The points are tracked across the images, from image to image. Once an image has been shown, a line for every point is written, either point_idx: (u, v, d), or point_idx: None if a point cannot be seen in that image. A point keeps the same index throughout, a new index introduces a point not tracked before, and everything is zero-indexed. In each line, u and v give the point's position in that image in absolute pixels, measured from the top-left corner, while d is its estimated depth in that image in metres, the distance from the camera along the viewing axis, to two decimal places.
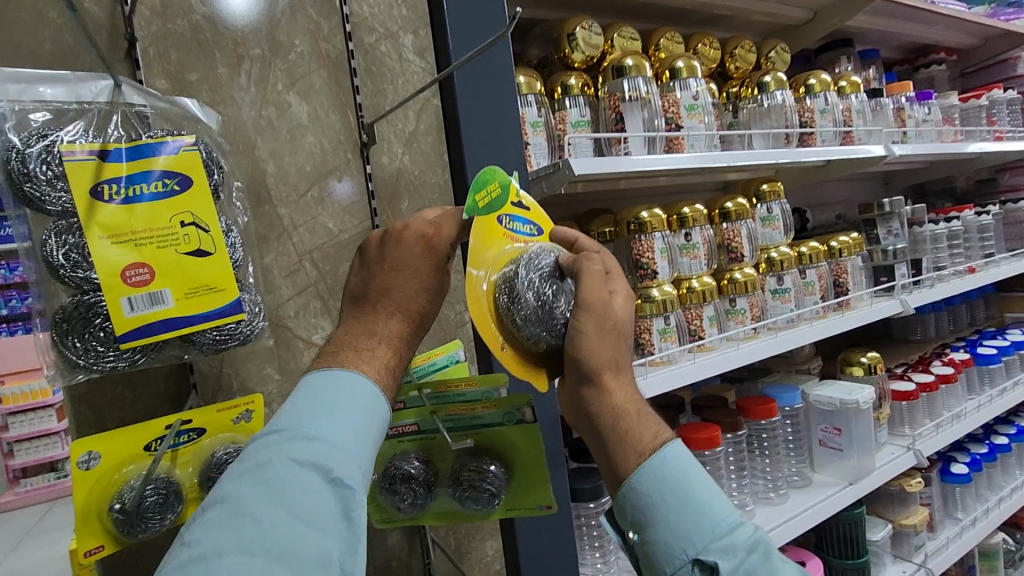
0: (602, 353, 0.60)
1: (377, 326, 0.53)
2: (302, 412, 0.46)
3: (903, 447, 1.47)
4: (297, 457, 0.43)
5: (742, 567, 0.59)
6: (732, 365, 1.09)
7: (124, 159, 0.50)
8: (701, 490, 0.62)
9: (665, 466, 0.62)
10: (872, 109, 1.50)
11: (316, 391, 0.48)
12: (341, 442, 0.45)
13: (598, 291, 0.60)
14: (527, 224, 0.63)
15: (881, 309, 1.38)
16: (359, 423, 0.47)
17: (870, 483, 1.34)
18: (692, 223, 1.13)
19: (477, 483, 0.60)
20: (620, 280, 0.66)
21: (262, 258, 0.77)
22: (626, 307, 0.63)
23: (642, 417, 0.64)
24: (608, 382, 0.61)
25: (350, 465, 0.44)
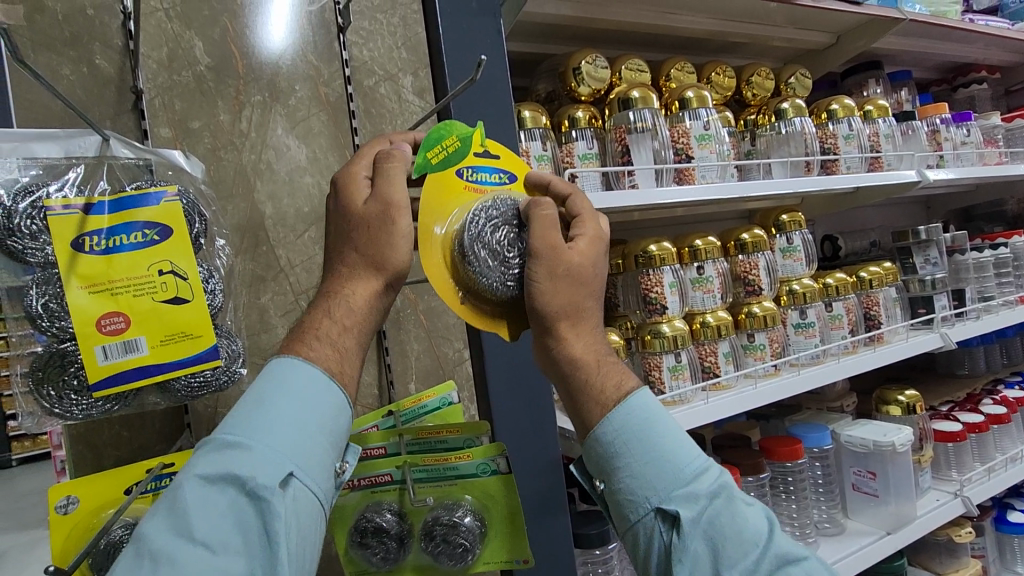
0: (559, 297, 0.57)
1: (334, 289, 0.53)
2: (233, 423, 0.49)
3: (950, 493, 1.35)
4: (214, 472, 0.45)
5: (706, 513, 0.57)
6: (750, 405, 1.03)
7: (106, 211, 0.52)
8: (668, 439, 0.60)
9: (630, 413, 0.59)
10: (903, 133, 1.43)
11: (251, 397, 0.50)
12: (262, 450, 0.47)
13: (549, 235, 0.58)
14: (493, 172, 0.63)
15: (918, 344, 1.29)
16: (289, 427, 0.49)
17: (911, 532, 1.24)
18: (704, 256, 1.09)
19: (449, 538, 0.60)
20: (589, 224, 0.63)
21: (259, 298, 0.79)
22: (591, 249, 0.61)
23: (605, 368, 0.61)
24: (566, 333, 0.59)
25: (265, 474, 0.45)
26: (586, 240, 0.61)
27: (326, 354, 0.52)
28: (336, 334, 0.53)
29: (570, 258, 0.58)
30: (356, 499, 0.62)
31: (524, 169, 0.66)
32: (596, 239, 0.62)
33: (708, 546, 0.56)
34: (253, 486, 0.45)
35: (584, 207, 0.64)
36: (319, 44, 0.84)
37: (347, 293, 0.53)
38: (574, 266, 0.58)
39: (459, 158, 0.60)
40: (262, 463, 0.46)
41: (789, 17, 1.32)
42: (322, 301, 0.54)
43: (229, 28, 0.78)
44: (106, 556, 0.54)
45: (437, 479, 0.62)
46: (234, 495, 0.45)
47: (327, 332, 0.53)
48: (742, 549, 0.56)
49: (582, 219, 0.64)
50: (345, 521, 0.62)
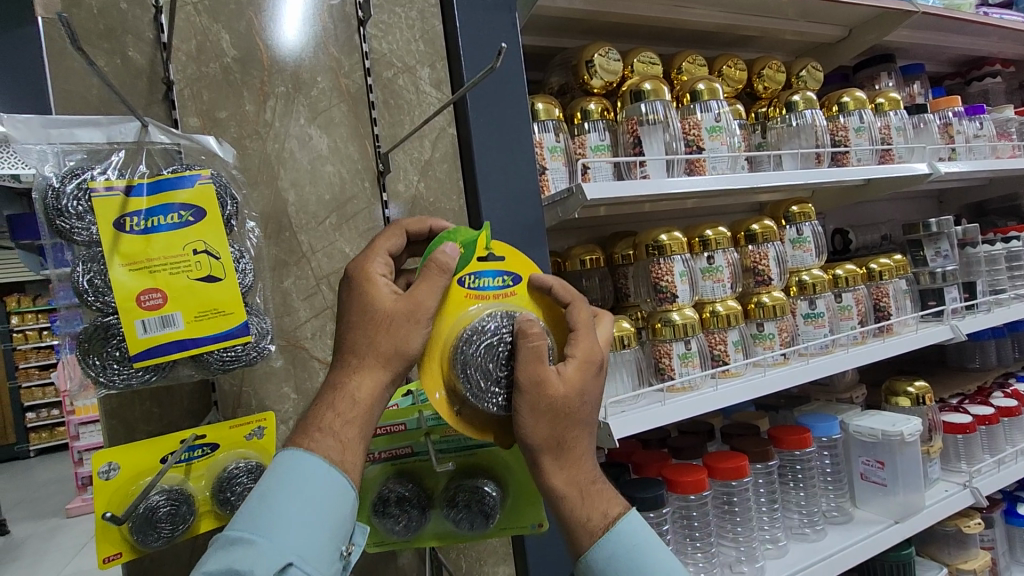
0: (540, 424, 0.56)
1: (342, 382, 0.52)
2: (239, 518, 0.49)
3: (959, 484, 1.36)
4: (217, 569, 0.45)
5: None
6: (758, 392, 1.05)
7: (145, 193, 0.55)
8: (667, 564, 0.58)
9: (623, 544, 0.58)
10: (914, 126, 1.44)
11: (260, 489, 0.50)
12: (264, 545, 0.46)
13: (536, 369, 0.55)
14: (497, 276, 0.63)
15: (927, 336, 1.29)
16: (295, 520, 0.48)
17: (919, 522, 1.25)
18: (714, 245, 1.11)
19: (472, 504, 0.62)
20: (583, 345, 0.59)
21: (282, 283, 0.82)
22: (579, 376, 0.58)
23: (589, 498, 0.59)
24: (547, 465, 0.58)
25: (264, 569, 0.45)
26: (576, 365, 0.58)
27: (327, 443, 0.51)
28: (339, 426, 0.52)
29: (556, 389, 0.56)
30: (377, 472, 0.65)
31: (530, 271, 0.64)
32: (587, 361, 0.59)
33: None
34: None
35: (581, 322, 0.61)
36: (339, 36, 0.87)
37: (354, 385, 0.52)
38: (559, 398, 0.56)
39: (463, 269, 0.61)
40: (262, 556, 0.45)
41: (801, 10, 1.33)
42: (328, 392, 0.53)
43: (254, 21, 0.81)
44: (144, 519, 0.57)
45: (456, 450, 0.66)
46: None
47: (330, 424, 0.52)
48: None
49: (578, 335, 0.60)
50: (366, 495, 0.65)
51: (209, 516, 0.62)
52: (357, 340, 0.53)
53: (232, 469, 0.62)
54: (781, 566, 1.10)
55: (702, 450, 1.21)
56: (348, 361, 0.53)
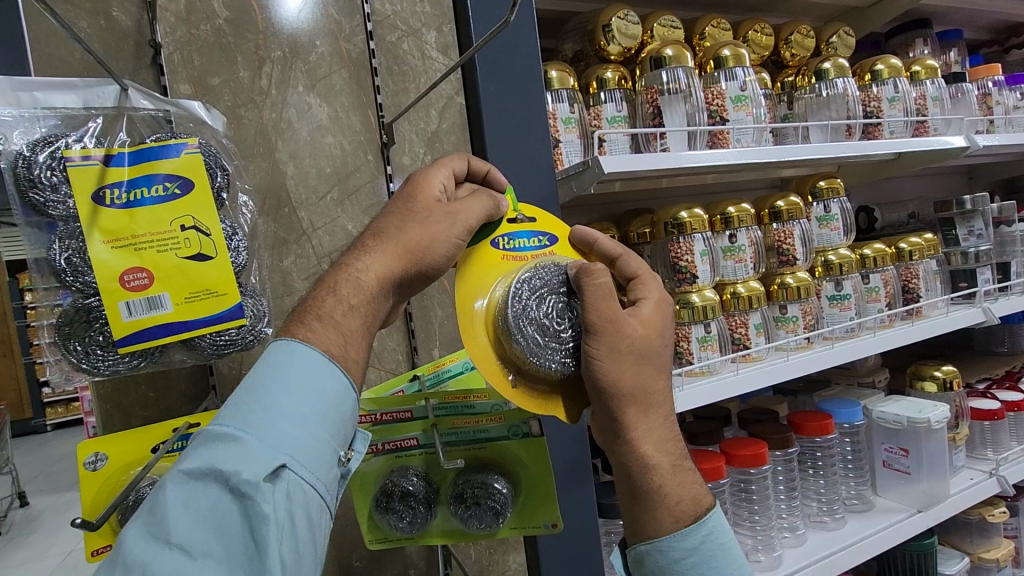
0: (620, 362, 0.54)
1: (349, 263, 0.51)
2: (224, 415, 0.46)
3: (985, 472, 1.32)
4: (199, 467, 0.42)
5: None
6: (780, 377, 1.00)
7: (127, 164, 0.51)
8: (741, 569, 0.60)
9: (705, 537, 0.58)
10: (951, 96, 1.35)
11: (248, 384, 0.47)
12: (254, 445, 0.44)
13: (606, 307, 0.54)
14: (531, 237, 0.60)
15: (958, 319, 1.23)
16: (285, 421, 0.45)
17: (943, 511, 1.20)
18: (737, 223, 1.05)
19: (481, 500, 0.59)
20: (650, 288, 0.62)
21: (282, 261, 0.77)
22: (654, 317, 0.59)
23: (678, 472, 0.59)
24: (631, 419, 0.56)
25: (251, 471, 0.42)
26: (649, 306, 0.59)
27: (327, 336, 0.49)
28: (340, 315, 0.49)
29: (632, 325, 0.56)
30: (380, 465, 0.62)
31: (567, 229, 0.63)
32: (658, 304, 0.60)
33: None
34: (238, 484, 0.42)
35: (636, 266, 0.63)
36: None
37: (360, 270, 0.50)
38: (635, 334, 0.56)
39: (496, 231, 0.58)
40: (249, 458, 0.42)
41: None
42: (331, 275, 0.51)
43: None
44: (135, 511, 0.55)
45: (465, 443, 0.62)
46: (219, 494, 0.42)
47: (331, 312, 0.49)
48: None
49: (640, 282, 0.63)
50: (370, 486, 0.62)
51: None
52: (389, 228, 0.53)
53: None
54: (799, 555, 1.07)
55: (718, 435, 1.17)
56: (364, 244, 0.52)
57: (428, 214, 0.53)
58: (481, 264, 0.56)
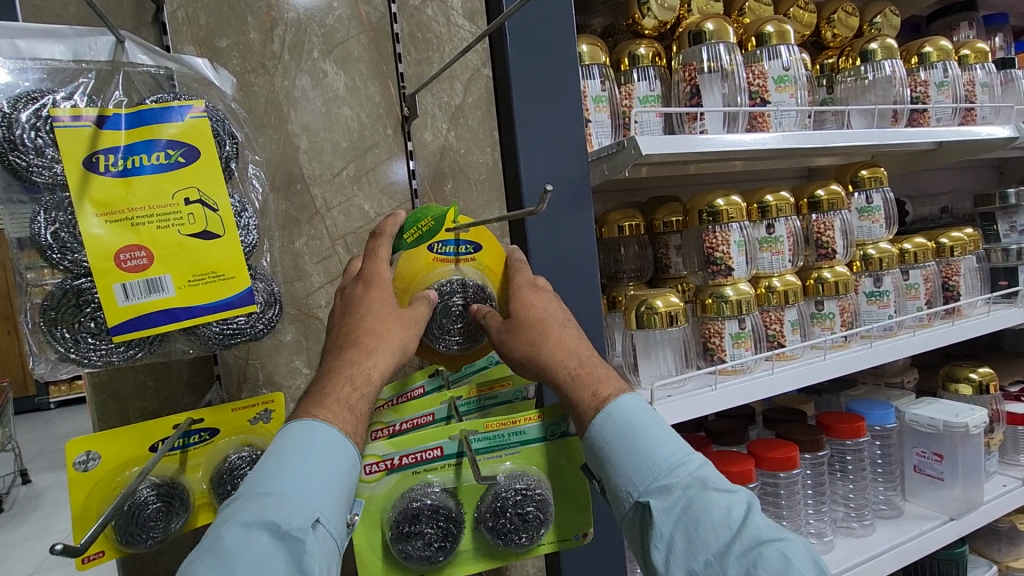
0: (525, 335, 0.56)
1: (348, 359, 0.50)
2: (262, 470, 0.46)
3: (1018, 479, 1.26)
4: (245, 520, 0.43)
5: (739, 527, 0.52)
6: (817, 377, 0.95)
7: (124, 127, 0.45)
8: (664, 435, 0.57)
9: (613, 418, 0.56)
10: (1000, 83, 1.27)
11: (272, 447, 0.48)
12: (295, 495, 0.45)
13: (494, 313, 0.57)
14: (459, 244, 0.59)
15: (999, 319, 1.17)
16: (327, 474, 0.47)
17: (976, 519, 1.15)
18: (775, 213, 0.98)
19: (521, 510, 0.56)
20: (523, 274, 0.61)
21: (292, 243, 0.71)
22: (543, 298, 0.60)
23: (578, 380, 0.58)
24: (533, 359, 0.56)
25: (299, 516, 0.44)
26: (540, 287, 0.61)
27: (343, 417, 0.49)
28: (356, 401, 0.50)
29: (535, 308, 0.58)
30: (392, 484, 0.56)
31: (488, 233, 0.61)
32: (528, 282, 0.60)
33: (743, 568, 0.50)
34: (287, 529, 0.43)
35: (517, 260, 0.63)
36: None
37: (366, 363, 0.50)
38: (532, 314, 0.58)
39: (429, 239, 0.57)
40: (295, 505, 0.44)
41: None
42: (331, 371, 0.51)
43: None
44: (128, 517, 0.49)
45: (497, 450, 0.58)
46: (266, 540, 0.43)
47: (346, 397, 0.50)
48: (716, 533, 0.52)
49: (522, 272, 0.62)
50: (381, 511, 0.56)
51: (210, 511, 0.54)
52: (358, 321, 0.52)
53: (235, 458, 0.54)
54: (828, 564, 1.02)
55: (744, 435, 1.11)
56: (362, 341, 0.51)
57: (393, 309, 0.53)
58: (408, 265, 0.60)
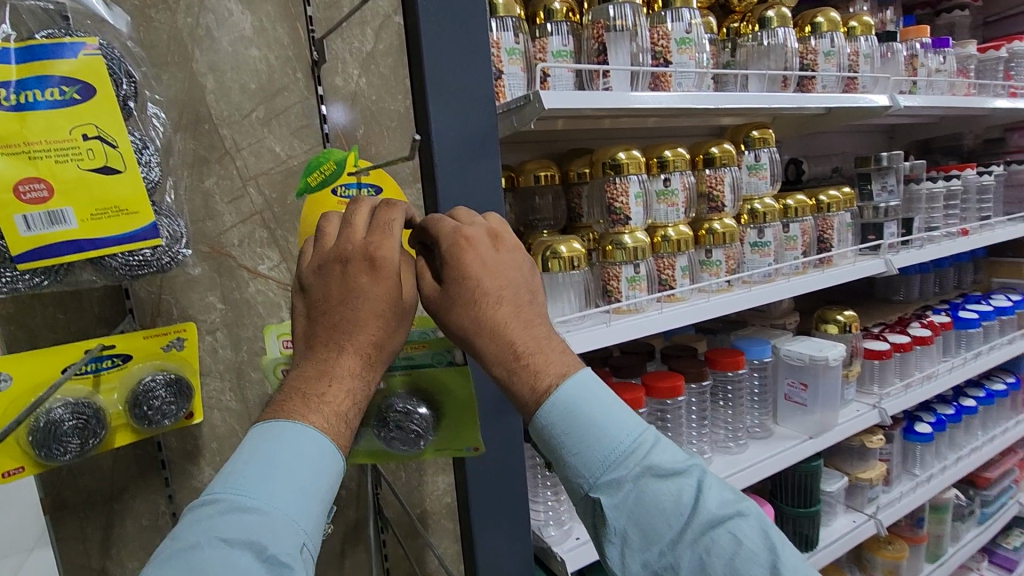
0: (463, 316, 0.56)
1: (343, 359, 0.51)
2: (241, 481, 0.45)
3: (869, 404, 1.48)
4: (224, 537, 0.42)
5: (689, 514, 0.54)
6: (701, 316, 1.07)
7: (14, 61, 0.46)
8: (614, 421, 0.57)
9: (557, 407, 0.56)
10: (882, 55, 1.41)
11: (247, 461, 0.47)
12: (274, 514, 0.44)
13: (458, 290, 0.57)
14: (361, 188, 0.66)
15: (862, 268, 1.33)
16: (307, 487, 0.47)
17: (831, 437, 1.35)
18: (672, 167, 1.08)
19: (403, 424, 0.62)
20: (483, 243, 0.59)
21: (203, 182, 0.73)
22: (494, 275, 0.57)
23: (519, 372, 0.56)
24: (482, 342, 0.56)
25: (280, 539, 0.43)
26: (489, 245, 0.59)
27: (331, 427, 0.50)
28: (346, 410, 0.51)
29: (470, 283, 0.56)
30: None
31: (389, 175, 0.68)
32: (464, 240, 0.58)
33: (694, 555, 0.53)
34: (271, 552, 0.42)
35: (489, 227, 0.61)
36: None
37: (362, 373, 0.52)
38: (467, 292, 0.56)
39: (334, 183, 0.63)
40: (279, 526, 0.44)
41: None
42: (324, 367, 0.50)
43: None
44: (44, 434, 0.53)
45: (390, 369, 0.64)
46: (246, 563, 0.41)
47: (334, 401, 0.50)
48: (666, 521, 0.55)
49: (491, 240, 0.61)
50: None
51: (126, 429, 0.59)
52: (353, 319, 0.52)
53: (149, 380, 0.59)
54: None
55: (641, 368, 1.24)
56: (365, 347, 0.52)
57: (396, 311, 0.54)
58: (312, 207, 0.65)
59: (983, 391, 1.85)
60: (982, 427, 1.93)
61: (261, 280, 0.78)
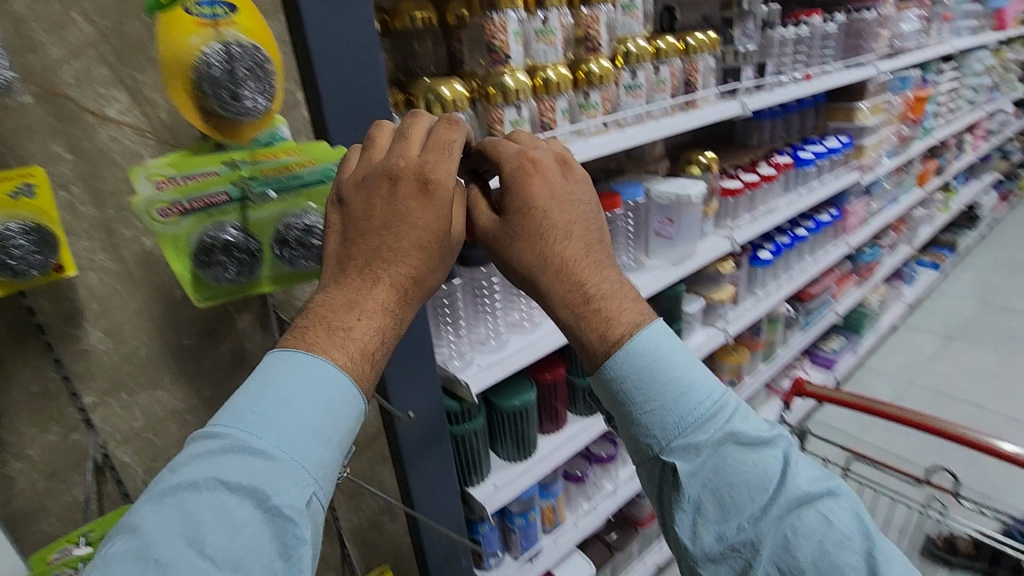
0: (527, 247, 0.69)
1: (369, 289, 0.58)
2: (252, 423, 0.49)
3: (723, 236, 1.70)
4: (225, 484, 0.46)
5: (772, 490, 0.61)
6: (580, 157, 1.13)
7: None
8: (690, 386, 0.65)
9: (635, 363, 0.64)
10: None
11: (263, 399, 0.51)
12: (279, 462, 0.48)
13: (528, 219, 0.70)
14: (214, 6, 0.59)
15: (720, 111, 1.43)
16: (308, 431, 0.51)
17: (692, 264, 1.57)
18: (548, 4, 1.07)
19: (305, 241, 0.70)
20: (542, 174, 0.72)
21: (9, 4, 0.62)
22: (558, 203, 0.70)
23: (583, 317, 0.66)
24: (545, 279, 0.68)
25: (281, 487, 0.47)
26: (557, 172, 0.73)
27: (344, 351, 0.55)
28: (372, 341, 0.56)
29: (541, 212, 0.69)
30: (191, 224, 0.64)
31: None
32: (530, 162, 0.72)
33: (774, 527, 0.60)
34: (270, 501, 0.47)
35: (545, 159, 0.73)
36: None
37: (374, 305, 0.57)
38: (539, 221, 0.69)
39: None
40: (280, 476, 0.48)
41: None
42: (354, 295, 0.57)
43: None
44: None
45: (281, 193, 0.68)
46: (247, 511, 0.46)
47: (359, 330, 0.56)
48: (747, 495, 0.61)
49: (553, 168, 0.74)
50: (186, 247, 0.64)
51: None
52: (381, 248, 0.60)
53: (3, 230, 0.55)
54: None
55: None
56: (381, 274, 0.59)
57: (437, 233, 0.62)
58: (165, 27, 0.58)
59: (813, 221, 2.18)
60: (810, 252, 2.31)
61: (113, 126, 0.70)
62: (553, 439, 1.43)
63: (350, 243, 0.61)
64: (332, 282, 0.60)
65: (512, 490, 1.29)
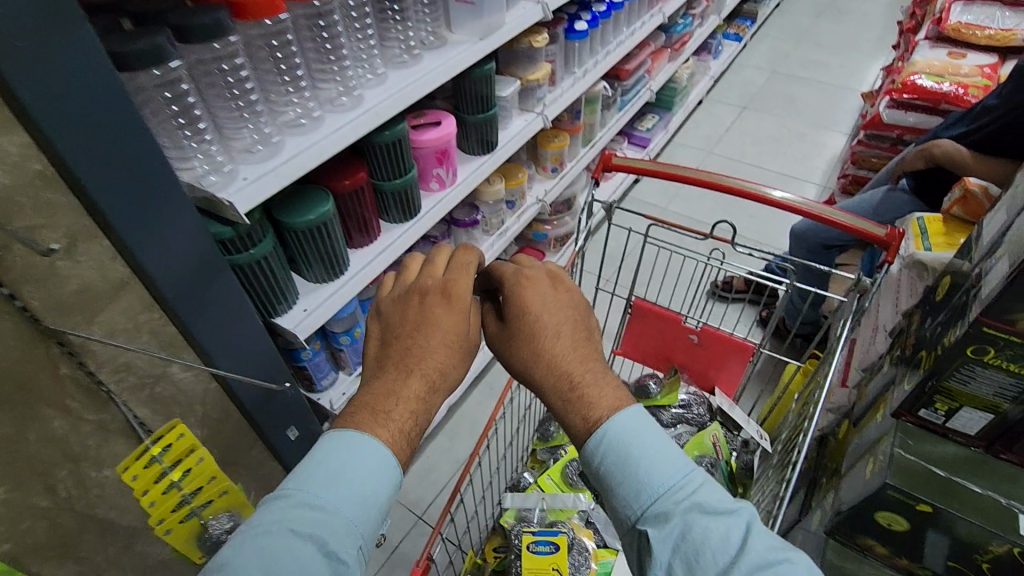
0: (522, 346, 0.74)
1: (405, 379, 0.69)
2: (315, 482, 0.61)
3: (533, 1, 1.48)
4: (294, 531, 0.58)
5: (735, 553, 0.59)
6: None
7: None
8: (661, 459, 0.66)
9: (611, 441, 0.67)
10: None
11: (323, 462, 0.63)
12: (335, 517, 0.60)
13: (523, 320, 0.76)
14: None
15: None
16: (359, 491, 0.62)
17: (499, 37, 1.36)
18: None
19: None
20: (542, 282, 0.80)
21: None
22: (547, 306, 0.77)
23: (571, 399, 0.70)
24: (539, 374, 0.72)
25: (337, 539, 0.59)
26: (548, 285, 0.80)
27: (385, 432, 0.66)
28: (407, 424, 0.67)
29: (533, 315, 0.75)
30: None
31: None
32: (525, 277, 0.80)
33: None
34: (329, 549, 0.58)
35: (545, 273, 0.81)
36: None
37: (403, 394, 0.68)
38: (529, 323, 0.75)
39: None
40: (336, 529, 0.59)
41: None
42: (392, 384, 0.69)
43: None
44: None
45: None
46: (312, 553, 0.57)
47: (396, 415, 0.67)
48: (711, 560, 0.59)
49: (550, 282, 0.81)
50: None
51: None
52: (415, 343, 0.72)
53: None
54: (377, 94, 1.13)
55: None
56: (417, 367, 0.71)
57: (457, 338, 0.75)
58: None
59: None
60: (627, 23, 2.18)
61: None
62: (367, 252, 1.30)
63: (391, 340, 0.74)
64: (373, 376, 0.72)
65: (325, 313, 1.19)
